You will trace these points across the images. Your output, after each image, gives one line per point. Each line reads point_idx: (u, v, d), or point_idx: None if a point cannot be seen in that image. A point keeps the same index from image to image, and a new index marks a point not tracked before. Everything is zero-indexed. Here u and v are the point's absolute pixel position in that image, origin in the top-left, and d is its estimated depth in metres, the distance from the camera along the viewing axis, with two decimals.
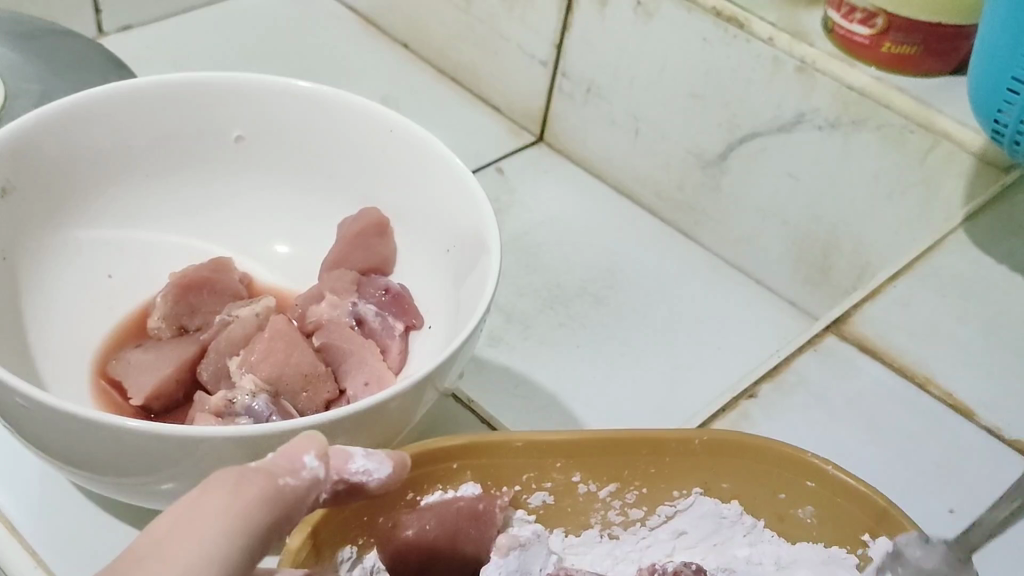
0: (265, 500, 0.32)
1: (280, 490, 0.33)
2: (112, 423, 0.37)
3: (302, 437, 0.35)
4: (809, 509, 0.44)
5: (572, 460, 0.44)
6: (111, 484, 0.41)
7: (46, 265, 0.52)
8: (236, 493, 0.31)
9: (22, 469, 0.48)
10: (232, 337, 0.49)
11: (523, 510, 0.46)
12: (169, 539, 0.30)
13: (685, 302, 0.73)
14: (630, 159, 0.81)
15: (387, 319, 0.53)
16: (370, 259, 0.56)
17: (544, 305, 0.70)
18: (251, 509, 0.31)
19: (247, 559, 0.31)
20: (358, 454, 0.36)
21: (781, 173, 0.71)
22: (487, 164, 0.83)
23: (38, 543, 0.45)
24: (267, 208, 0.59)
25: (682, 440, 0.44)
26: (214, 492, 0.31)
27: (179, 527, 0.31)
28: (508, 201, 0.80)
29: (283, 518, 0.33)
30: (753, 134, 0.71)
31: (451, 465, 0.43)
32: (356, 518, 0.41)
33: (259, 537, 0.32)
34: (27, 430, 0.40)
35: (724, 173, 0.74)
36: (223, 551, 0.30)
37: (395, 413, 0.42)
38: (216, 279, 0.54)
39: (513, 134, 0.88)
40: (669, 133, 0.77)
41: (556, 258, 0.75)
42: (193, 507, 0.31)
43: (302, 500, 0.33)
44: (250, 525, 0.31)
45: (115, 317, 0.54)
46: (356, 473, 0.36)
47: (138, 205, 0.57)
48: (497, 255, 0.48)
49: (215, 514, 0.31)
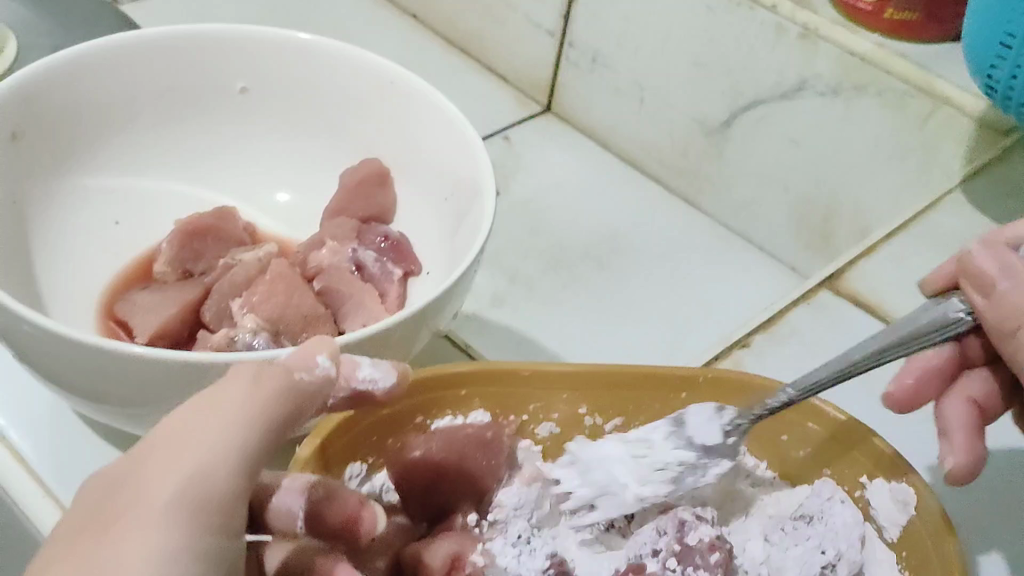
0: (283, 393, 0.33)
1: (294, 385, 0.34)
2: (123, 352, 0.38)
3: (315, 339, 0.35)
4: (808, 450, 0.45)
5: (577, 392, 0.45)
6: (121, 416, 0.43)
7: (50, 211, 0.51)
8: (255, 385, 0.33)
9: (33, 403, 0.49)
10: (235, 279, 0.50)
11: (529, 440, 0.47)
12: (189, 428, 0.32)
13: (688, 266, 0.74)
14: (635, 128, 0.82)
15: (386, 266, 0.52)
16: (372, 208, 0.55)
17: (548, 269, 0.71)
18: (269, 400, 0.33)
19: (262, 447, 0.33)
20: (365, 363, 0.36)
21: (784, 138, 0.72)
22: (494, 132, 0.85)
23: (48, 475, 0.46)
24: (271, 158, 0.59)
25: (684, 377, 0.45)
26: (231, 387, 0.33)
27: (195, 420, 0.32)
28: (513, 167, 0.82)
29: (300, 411, 0.34)
30: (756, 101, 0.72)
31: (460, 392, 0.44)
32: (368, 433, 0.42)
33: (279, 425, 0.33)
34: (39, 365, 0.41)
35: (728, 141, 0.75)
36: (239, 438, 0.32)
37: (400, 342, 0.43)
38: (221, 226, 0.53)
39: (521, 103, 0.90)
40: (673, 101, 0.78)
41: (561, 223, 0.76)
42: (215, 397, 0.33)
43: (316, 398, 0.34)
44: (269, 415, 0.33)
45: (119, 263, 0.54)
46: (362, 380, 0.36)
47: (143, 156, 0.56)
48: (490, 200, 0.48)
49: (235, 403, 0.33)
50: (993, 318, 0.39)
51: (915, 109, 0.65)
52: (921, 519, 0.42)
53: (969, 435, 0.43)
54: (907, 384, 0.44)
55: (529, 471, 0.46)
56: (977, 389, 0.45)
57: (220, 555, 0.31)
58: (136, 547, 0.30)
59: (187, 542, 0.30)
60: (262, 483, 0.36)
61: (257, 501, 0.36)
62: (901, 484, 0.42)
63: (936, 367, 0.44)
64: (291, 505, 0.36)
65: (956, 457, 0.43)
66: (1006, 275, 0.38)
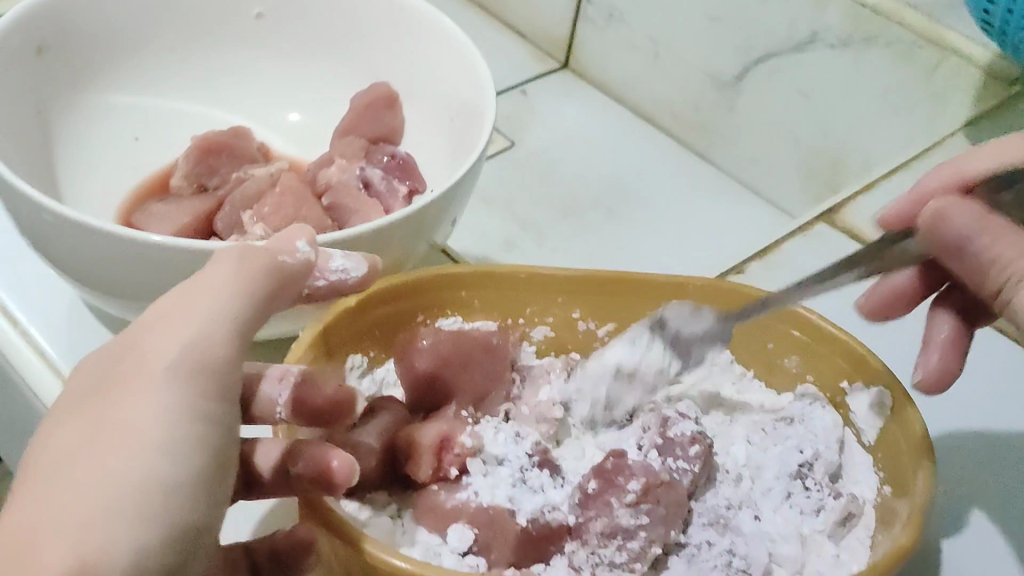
0: (266, 274, 0.35)
1: (278, 267, 0.35)
2: (136, 239, 0.41)
3: (293, 228, 0.37)
4: (793, 358, 0.47)
5: (572, 296, 0.47)
6: (134, 308, 0.45)
7: (73, 123, 0.54)
8: (241, 266, 0.34)
9: (49, 299, 0.51)
10: (247, 192, 0.52)
11: (527, 344, 0.49)
12: (180, 304, 0.34)
13: (696, 215, 0.76)
14: (648, 83, 0.84)
15: (393, 183, 0.54)
16: (380, 129, 0.57)
17: (559, 217, 0.73)
18: (253, 279, 0.34)
19: (252, 320, 0.35)
20: (337, 255, 0.39)
21: (793, 91, 0.74)
22: (510, 87, 0.87)
23: (58, 355, 0.48)
24: (282, 84, 0.61)
25: (677, 287, 0.46)
26: (218, 267, 0.35)
27: (186, 297, 0.34)
28: (528, 120, 0.83)
29: (283, 292, 0.35)
30: (768, 55, 0.74)
31: (459, 294, 0.46)
32: (370, 329, 0.45)
33: (263, 305, 0.35)
34: (57, 255, 0.44)
35: (740, 93, 0.77)
36: (230, 310, 0.34)
37: (400, 242, 0.45)
38: (237, 144, 0.55)
39: (538, 60, 0.91)
40: (687, 55, 0.80)
41: (573, 173, 0.78)
42: (203, 279, 0.34)
43: (297, 279, 0.36)
44: (253, 294, 0.34)
45: (136, 178, 0.56)
46: (334, 271, 0.38)
47: (162, 78, 0.58)
48: (489, 116, 0.50)
49: (221, 283, 0.34)
50: (967, 273, 0.38)
51: (923, 60, 0.68)
52: (897, 423, 0.43)
53: (946, 350, 0.44)
54: (875, 300, 0.46)
55: (526, 368, 0.48)
56: (948, 322, 0.45)
57: (222, 418, 0.33)
58: (139, 409, 0.32)
59: (188, 403, 0.32)
60: (246, 375, 0.38)
61: (245, 391, 0.38)
62: (877, 390, 0.44)
63: (910, 290, 0.45)
64: (277, 394, 0.38)
65: (926, 371, 0.44)
66: (967, 236, 0.37)
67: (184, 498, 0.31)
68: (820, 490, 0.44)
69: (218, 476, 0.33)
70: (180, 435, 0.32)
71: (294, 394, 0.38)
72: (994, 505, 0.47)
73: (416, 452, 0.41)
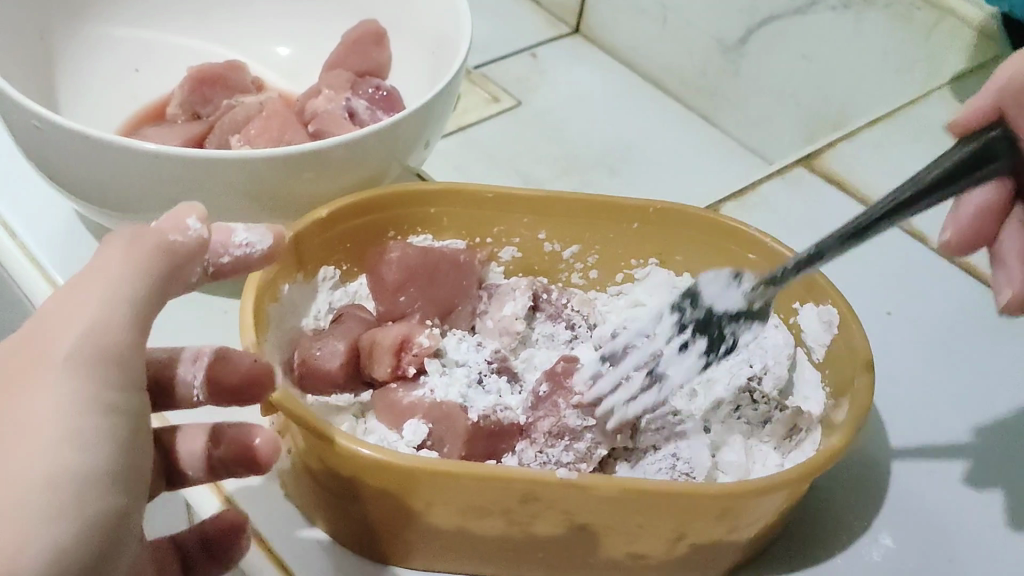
0: (157, 255, 0.32)
1: (169, 249, 0.32)
2: (118, 144, 0.43)
3: (182, 206, 0.34)
4: None
5: (537, 218, 0.49)
6: (119, 217, 0.48)
7: (73, 52, 0.56)
8: (133, 247, 0.32)
9: (47, 219, 0.53)
10: (236, 117, 0.54)
11: (496, 264, 0.51)
12: (70, 293, 0.32)
13: (697, 170, 0.75)
14: (654, 46, 0.84)
15: (376, 113, 0.56)
16: (366, 65, 0.59)
17: (560, 172, 0.73)
18: (146, 260, 0.32)
19: (152, 303, 0.32)
20: (239, 227, 0.37)
21: (796, 55, 0.77)
22: (521, 50, 0.87)
23: (53, 267, 0.51)
24: (283, 8, 0.63)
25: (639, 208, 0.48)
26: (109, 251, 0.32)
27: (78, 284, 0.32)
28: (534, 83, 0.83)
29: (177, 272, 0.33)
30: (770, 18, 0.76)
31: (429, 211, 0.48)
32: (340, 241, 0.47)
33: (157, 285, 0.32)
34: (47, 163, 0.46)
35: (744, 56, 0.79)
36: (125, 295, 0.31)
37: (373, 158, 0.48)
38: (231, 76, 0.58)
39: (550, 26, 0.91)
40: (694, 20, 0.81)
41: (579, 130, 0.77)
42: (97, 266, 0.32)
43: (193, 258, 0.33)
44: (149, 275, 0.32)
45: (135, 105, 0.58)
46: (238, 244, 0.37)
47: (160, 13, 0.61)
48: (465, 48, 0.52)
49: (113, 268, 0.32)
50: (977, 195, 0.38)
51: None
52: (841, 338, 0.44)
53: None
54: (960, 226, 0.44)
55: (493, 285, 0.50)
56: (1023, 237, 0.44)
57: (133, 407, 0.31)
58: (41, 401, 0.29)
59: (92, 393, 0.30)
60: (159, 359, 0.37)
61: (157, 372, 0.37)
62: (824, 306, 0.45)
63: (992, 203, 0.43)
64: (191, 375, 0.37)
65: (1010, 290, 0.43)
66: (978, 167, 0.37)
67: (99, 490, 0.29)
68: (768, 403, 0.45)
69: (131, 472, 0.30)
70: (87, 425, 0.29)
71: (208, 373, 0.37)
72: (928, 445, 0.49)
73: (376, 351, 0.44)
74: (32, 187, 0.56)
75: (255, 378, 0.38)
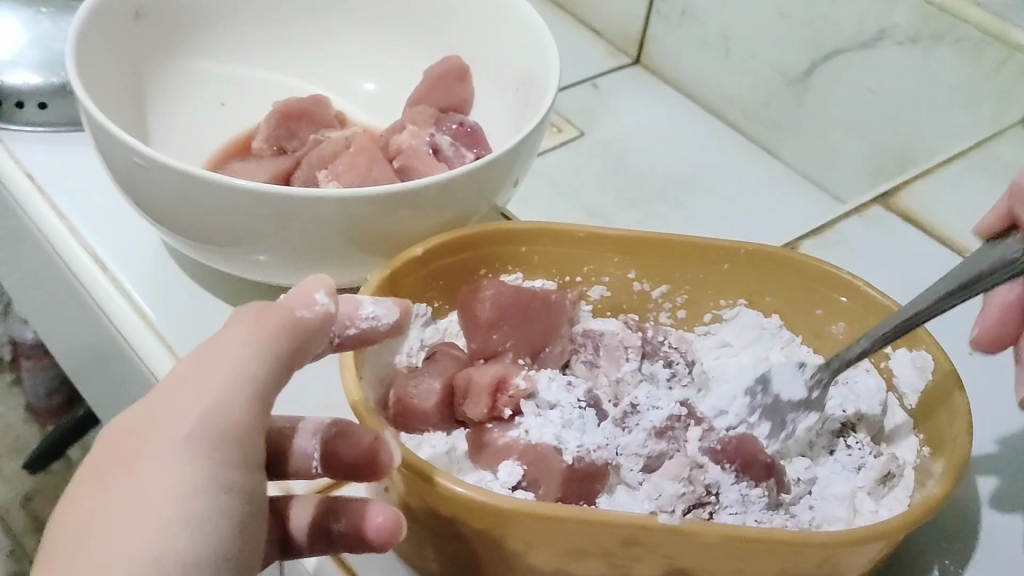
0: (282, 332, 0.34)
1: (296, 326, 0.34)
2: (220, 182, 0.44)
3: (313, 279, 0.36)
4: (841, 324, 0.48)
5: (627, 257, 0.49)
6: (215, 252, 0.48)
7: (165, 86, 0.58)
8: (259, 325, 0.34)
9: (136, 254, 0.54)
10: (322, 153, 0.54)
11: (585, 303, 0.51)
12: (195, 370, 0.33)
13: (764, 204, 0.74)
14: (718, 81, 0.83)
15: (460, 150, 0.56)
16: (449, 99, 0.60)
17: (627, 204, 0.72)
18: (270, 340, 0.34)
19: (273, 383, 0.34)
20: (367, 301, 0.38)
21: (862, 88, 0.72)
22: (583, 79, 0.86)
23: (145, 302, 0.51)
24: (363, 49, 0.65)
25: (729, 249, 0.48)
26: (235, 329, 0.34)
27: (203, 362, 0.34)
28: (598, 113, 0.82)
29: (303, 349, 0.35)
30: (835, 51, 0.72)
31: (520, 250, 0.49)
32: (432, 279, 0.47)
33: (282, 365, 0.34)
34: (150, 203, 0.47)
35: (810, 90, 0.76)
36: (246, 375, 0.33)
37: (466, 196, 0.48)
38: (315, 111, 0.58)
39: (611, 56, 0.90)
40: (757, 55, 0.78)
41: (643, 159, 0.77)
42: (220, 344, 0.34)
43: (319, 332, 0.35)
44: (274, 353, 0.34)
45: (221, 138, 0.59)
46: (365, 318, 0.38)
47: (242, 48, 0.62)
48: (553, 89, 0.53)
49: (236, 347, 0.33)
50: None
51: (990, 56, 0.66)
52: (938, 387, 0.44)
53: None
54: (987, 327, 0.47)
55: (583, 325, 0.51)
56: None
57: (249, 487, 0.33)
58: (163, 479, 0.31)
59: (210, 471, 0.31)
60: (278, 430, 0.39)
61: (276, 443, 0.39)
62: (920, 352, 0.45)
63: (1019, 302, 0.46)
64: (309, 448, 0.39)
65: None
66: None
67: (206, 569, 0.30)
68: (862, 449, 0.45)
69: (244, 543, 0.32)
70: (205, 504, 0.31)
71: (324, 448, 0.38)
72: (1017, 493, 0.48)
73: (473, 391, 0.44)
74: (122, 219, 0.57)
75: (374, 457, 0.37)
